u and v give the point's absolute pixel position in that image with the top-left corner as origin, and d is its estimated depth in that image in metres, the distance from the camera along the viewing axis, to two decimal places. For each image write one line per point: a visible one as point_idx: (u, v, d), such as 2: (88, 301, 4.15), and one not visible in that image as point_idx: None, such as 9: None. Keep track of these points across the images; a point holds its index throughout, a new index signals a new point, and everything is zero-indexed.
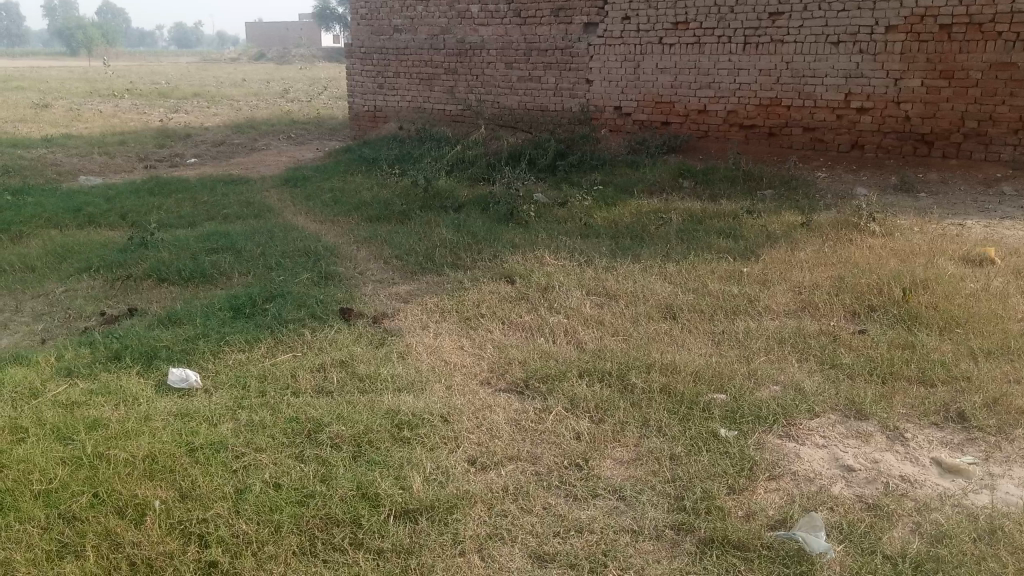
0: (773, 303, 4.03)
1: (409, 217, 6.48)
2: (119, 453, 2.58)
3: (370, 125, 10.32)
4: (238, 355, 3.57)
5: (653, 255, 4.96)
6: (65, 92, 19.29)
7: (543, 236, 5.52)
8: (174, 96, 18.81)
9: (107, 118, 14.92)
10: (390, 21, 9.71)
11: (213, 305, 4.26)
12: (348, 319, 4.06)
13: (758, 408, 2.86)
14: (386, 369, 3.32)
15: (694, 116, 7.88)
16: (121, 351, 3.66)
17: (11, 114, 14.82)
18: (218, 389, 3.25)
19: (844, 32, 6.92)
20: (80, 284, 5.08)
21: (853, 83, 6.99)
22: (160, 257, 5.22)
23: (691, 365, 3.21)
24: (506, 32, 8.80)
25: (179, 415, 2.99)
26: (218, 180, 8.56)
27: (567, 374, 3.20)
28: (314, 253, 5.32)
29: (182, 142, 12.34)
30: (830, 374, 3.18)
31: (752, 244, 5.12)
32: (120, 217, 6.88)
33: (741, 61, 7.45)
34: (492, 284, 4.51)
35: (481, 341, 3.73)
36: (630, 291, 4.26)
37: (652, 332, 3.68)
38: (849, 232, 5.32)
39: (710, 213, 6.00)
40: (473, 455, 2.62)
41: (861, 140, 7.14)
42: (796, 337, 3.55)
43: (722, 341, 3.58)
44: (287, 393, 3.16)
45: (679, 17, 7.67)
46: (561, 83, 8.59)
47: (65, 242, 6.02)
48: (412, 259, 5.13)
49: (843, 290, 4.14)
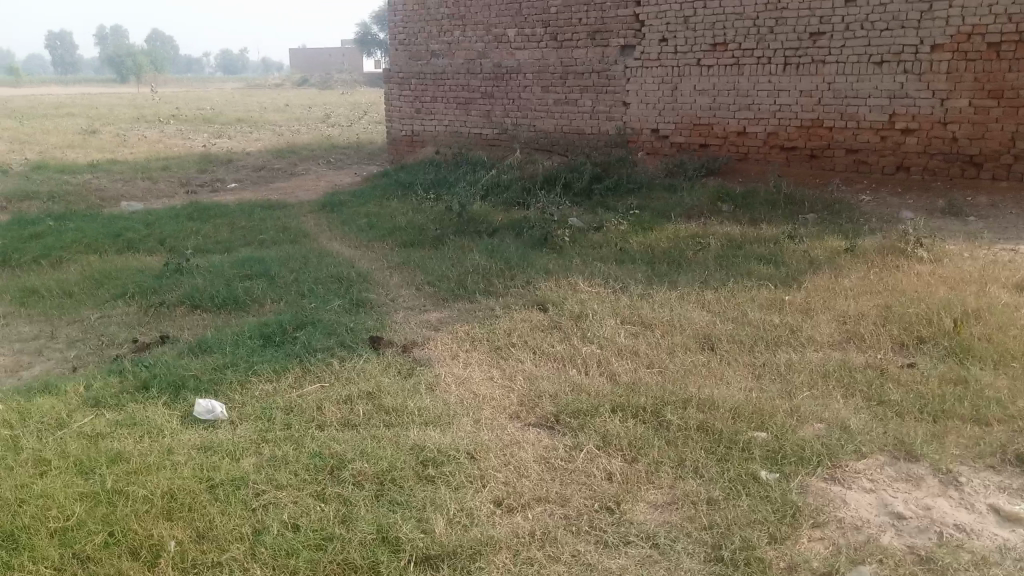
0: (816, 333, 3.87)
1: (443, 242, 6.43)
2: (138, 490, 2.54)
3: (407, 149, 10.35)
4: (264, 386, 3.51)
5: (691, 282, 4.83)
6: (114, 117, 19.78)
7: (577, 262, 5.42)
8: (218, 121, 19.17)
9: (152, 143, 15.23)
10: (427, 45, 9.74)
11: (242, 332, 4.23)
12: (377, 348, 3.99)
13: (801, 449, 2.72)
14: (413, 402, 3.23)
15: (733, 138, 7.74)
16: (150, 381, 3.64)
17: (61, 141, 15.20)
18: (243, 421, 3.19)
19: (887, 52, 6.74)
20: (115, 310, 5.10)
21: (897, 104, 6.80)
22: (194, 284, 5.23)
23: (729, 401, 3.07)
24: (542, 55, 8.77)
25: (202, 449, 2.93)
26: (256, 205, 8.63)
27: (600, 409, 3.08)
28: (347, 280, 5.28)
29: (223, 166, 12.51)
30: (878, 411, 3.02)
31: (794, 271, 4.96)
32: (159, 243, 6.94)
33: (782, 82, 7.31)
34: (524, 312, 4.42)
35: (512, 372, 3.63)
36: (666, 320, 4.13)
37: (689, 364, 3.55)
38: (896, 259, 5.12)
39: (750, 238, 5.85)
40: (499, 495, 2.52)
41: (907, 161, 6.93)
42: (840, 371, 3.39)
43: (763, 375, 3.43)
44: (312, 426, 3.09)
45: (717, 39, 7.55)
46: (598, 106, 8.51)
47: (104, 267, 6.07)
48: (444, 285, 5.06)
49: (891, 320, 3.96)
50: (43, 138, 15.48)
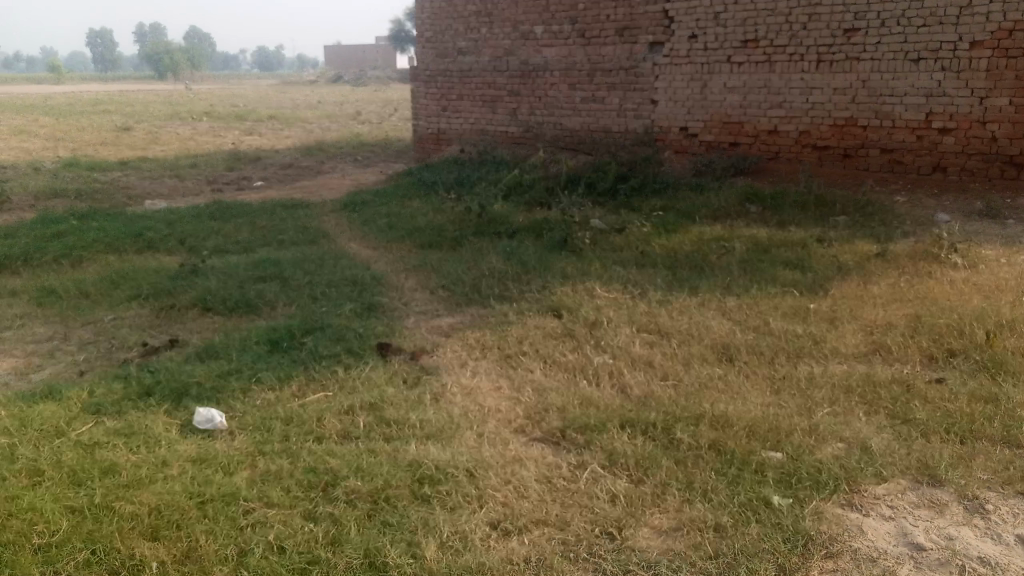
0: (841, 345, 3.70)
1: (462, 244, 6.33)
2: (126, 506, 2.50)
3: (433, 148, 10.27)
4: (266, 394, 3.44)
5: (712, 288, 4.68)
6: (150, 115, 20.00)
7: (597, 266, 5.28)
8: (251, 119, 19.26)
9: (184, 141, 15.32)
10: (454, 43, 9.64)
11: (250, 337, 4.16)
12: (385, 354, 3.90)
13: (817, 472, 2.57)
14: (415, 414, 3.12)
15: (763, 137, 7.53)
16: (153, 388, 3.59)
17: (96, 138, 15.39)
18: (242, 432, 3.12)
19: (924, 48, 6.51)
20: (129, 312, 5.07)
21: (934, 102, 6.56)
22: (208, 286, 5.18)
23: (744, 418, 2.92)
24: (569, 53, 8.63)
25: (197, 460, 2.87)
26: (279, 204, 8.60)
27: (608, 424, 2.95)
28: (361, 283, 5.20)
29: (252, 164, 12.53)
30: (902, 431, 2.85)
31: (820, 276, 4.79)
32: (179, 242, 6.93)
33: (814, 80, 7.09)
34: (537, 318, 4.31)
35: (521, 382, 3.52)
36: (684, 329, 3.98)
37: (704, 376, 3.40)
38: (928, 264, 4.93)
39: (777, 241, 5.67)
40: (495, 517, 2.41)
41: (943, 161, 6.69)
42: (864, 386, 3.23)
43: (782, 389, 3.27)
44: (311, 438, 3.01)
45: (748, 35, 7.36)
46: (625, 104, 8.35)
47: (123, 268, 6.07)
48: (459, 289, 4.96)
49: (921, 331, 3.78)
50: (79, 135, 15.66)
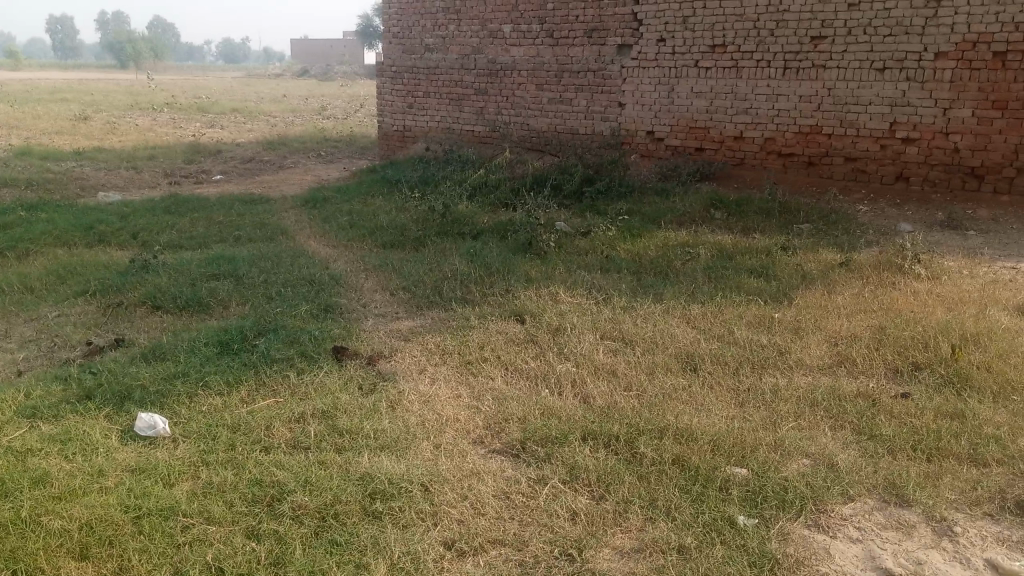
0: (806, 356, 3.64)
1: (424, 244, 6.20)
2: (55, 521, 2.34)
3: (398, 145, 10.11)
4: (213, 400, 3.29)
5: (677, 295, 4.61)
6: (108, 104, 19.50)
7: (561, 270, 5.19)
8: (212, 110, 18.86)
9: (142, 132, 14.94)
10: (421, 39, 9.49)
11: (200, 338, 4.00)
12: (341, 359, 3.77)
13: (783, 490, 2.49)
14: (369, 423, 3.00)
15: (729, 142, 7.51)
16: (94, 391, 3.42)
17: (50, 126, 14.96)
18: (185, 441, 2.97)
19: (890, 58, 6.52)
20: (74, 309, 4.86)
21: (899, 112, 6.58)
22: (158, 283, 4.99)
23: (708, 431, 2.84)
24: (537, 53, 8.53)
25: (136, 471, 2.72)
26: (237, 199, 8.38)
27: (569, 436, 2.85)
28: (319, 283, 5.05)
29: (211, 157, 12.24)
30: (868, 447, 2.80)
31: (785, 285, 4.75)
32: (131, 236, 6.70)
33: (781, 87, 7.08)
34: (499, 323, 4.20)
35: (481, 390, 3.41)
36: (648, 337, 3.90)
37: (668, 387, 3.32)
38: (891, 275, 4.92)
39: (742, 248, 5.63)
40: (450, 537, 2.30)
41: (906, 171, 6.72)
42: (830, 400, 3.17)
43: (746, 402, 3.20)
44: (258, 449, 2.87)
45: (716, 40, 7.33)
46: (592, 106, 8.28)
47: (70, 262, 5.83)
48: (420, 291, 4.84)
49: (885, 344, 3.75)
50: (33, 123, 15.22)
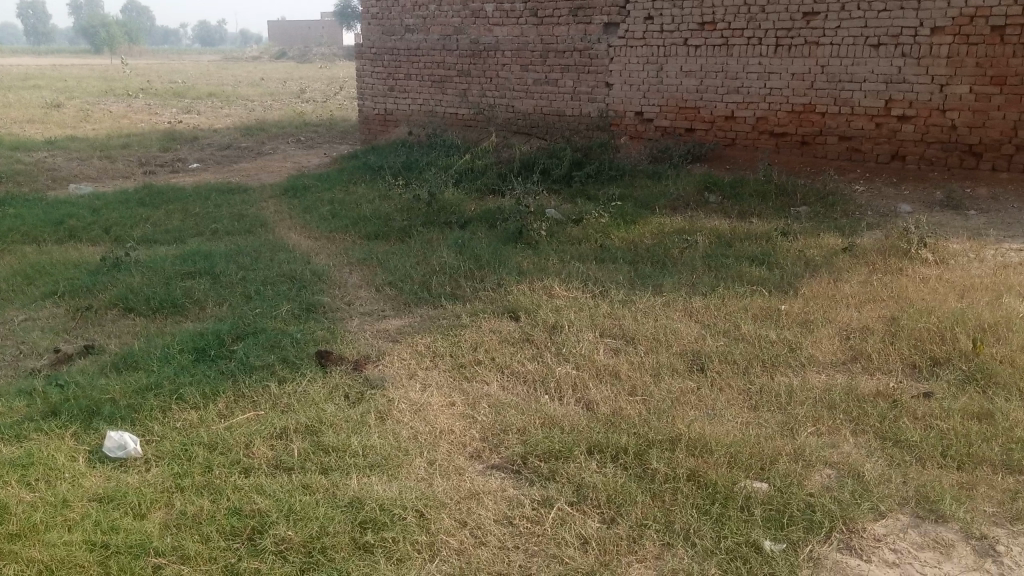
0: (818, 352, 3.45)
1: (409, 235, 5.96)
2: (12, 567, 2.12)
3: (380, 130, 9.82)
4: (188, 416, 3.06)
5: (676, 286, 4.41)
6: (81, 91, 19.02)
7: (554, 261, 4.97)
8: (189, 95, 18.45)
9: (117, 119, 14.55)
10: (401, 20, 9.18)
11: (175, 344, 3.76)
12: (324, 364, 3.54)
13: (809, 509, 2.31)
14: (357, 438, 2.77)
15: (720, 122, 7.28)
16: (61, 407, 3.18)
17: (22, 114, 14.52)
18: (158, 464, 2.75)
19: (884, 34, 6.31)
20: (42, 312, 4.60)
21: (894, 89, 6.38)
22: (131, 283, 4.73)
23: (722, 441, 2.64)
24: (521, 32, 8.26)
25: (104, 500, 2.50)
26: (215, 188, 8.09)
27: (575, 450, 2.65)
28: (300, 279, 4.80)
29: (188, 144, 11.89)
30: (895, 455, 2.62)
31: (789, 273, 4.55)
32: (103, 231, 6.42)
33: (772, 65, 6.86)
34: (492, 321, 3.98)
35: (476, 397, 3.19)
36: (650, 333, 3.69)
37: (676, 390, 3.11)
38: (898, 260, 4.73)
39: (740, 234, 5.42)
40: (450, 573, 2.11)
41: (902, 150, 6.53)
42: (848, 401, 2.99)
43: (759, 405, 3.01)
44: (237, 472, 2.65)
45: (705, 17, 7.09)
46: (579, 87, 8.02)
47: (39, 260, 5.55)
48: (407, 287, 4.61)
49: (899, 336, 3.56)
50: (3, 112, 14.76)
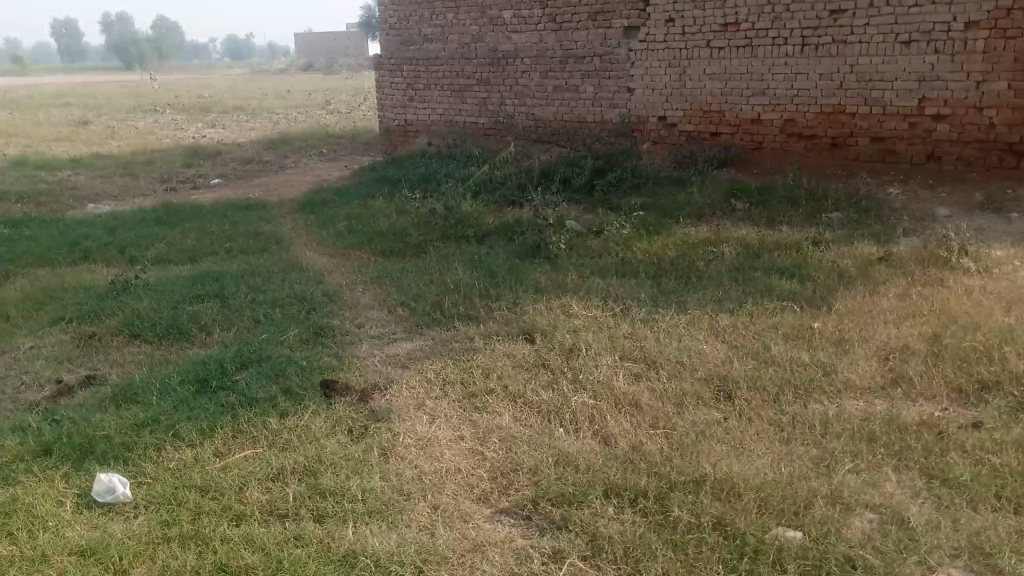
0: (854, 376, 3.20)
1: (426, 250, 5.78)
2: None
3: (400, 141, 9.67)
4: (182, 455, 2.90)
5: (702, 302, 4.18)
6: (109, 108, 19.14)
7: (574, 277, 4.76)
8: (215, 110, 18.47)
9: (143, 135, 14.58)
10: (420, 30, 9.04)
11: (176, 374, 3.61)
12: (329, 395, 3.36)
13: (848, 565, 2.08)
14: (357, 481, 2.59)
15: (747, 126, 7.02)
16: (52, 445, 3.03)
17: (49, 133, 14.61)
18: (147, 510, 2.59)
19: (916, 30, 6.03)
20: (48, 338, 4.48)
21: (928, 87, 6.09)
22: (138, 308, 4.60)
23: (751, 482, 2.42)
24: (540, 38, 8.07)
25: (86, 553, 2.35)
26: (233, 205, 7.99)
27: (590, 494, 2.43)
28: (310, 301, 4.64)
29: (210, 160, 11.84)
30: (945, 497, 2.38)
31: (822, 286, 4.30)
32: (118, 252, 6.32)
33: (799, 65, 6.59)
34: (507, 345, 3.78)
35: (486, 430, 2.99)
36: (674, 356, 3.47)
37: (701, 422, 2.89)
38: (938, 270, 4.45)
39: (769, 244, 5.17)
40: None
41: (938, 150, 6.23)
42: (889, 432, 2.75)
43: (791, 437, 2.78)
44: (228, 520, 2.48)
45: (728, 18, 6.84)
46: (600, 92, 7.80)
47: (51, 284, 5.46)
48: (420, 307, 4.43)
49: (942, 357, 3.31)
50: (32, 131, 14.88)
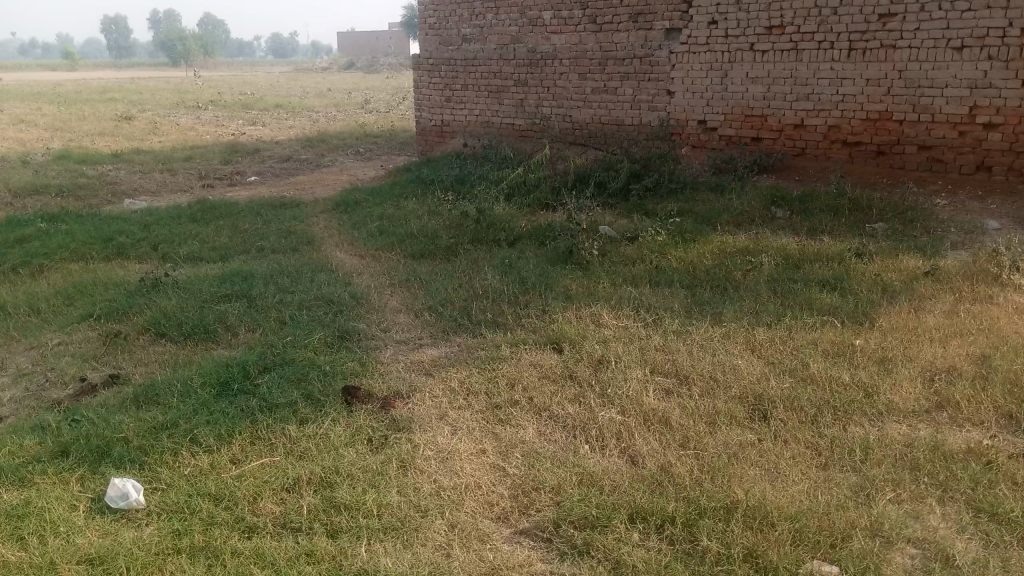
0: (897, 398, 3.05)
1: (456, 254, 5.71)
2: None
3: (436, 141, 9.62)
4: (198, 461, 2.84)
5: (738, 314, 4.04)
6: (152, 104, 19.40)
7: (606, 284, 4.64)
8: (256, 107, 18.61)
9: (184, 131, 14.73)
10: (458, 30, 8.97)
11: (198, 376, 3.56)
12: (351, 402, 3.29)
13: None
14: (373, 494, 2.51)
15: (789, 132, 6.83)
16: (70, 446, 3.00)
17: (93, 127, 14.83)
18: (160, 518, 2.53)
19: (969, 35, 5.81)
20: (76, 334, 4.48)
21: (979, 95, 5.87)
22: (166, 307, 4.58)
23: (784, 510, 2.30)
24: (580, 40, 7.96)
25: (95, 562, 2.30)
26: (267, 203, 7.99)
27: (614, 518, 2.33)
28: (337, 303, 4.59)
29: (248, 157, 11.90)
30: (994, 534, 2.24)
31: (864, 300, 4.13)
32: (151, 249, 6.34)
33: (845, 70, 6.39)
34: (534, 354, 3.68)
35: (509, 444, 2.90)
36: (707, 372, 3.34)
37: (733, 443, 2.76)
38: (987, 286, 4.27)
39: (809, 254, 5.00)
40: None
41: (988, 160, 6.01)
42: (935, 459, 2.60)
43: (829, 463, 2.64)
44: (240, 532, 2.42)
45: (773, 21, 6.66)
46: (639, 95, 7.66)
47: (84, 279, 5.48)
48: (447, 312, 4.35)
49: (992, 380, 3.14)
50: (77, 125, 15.12)
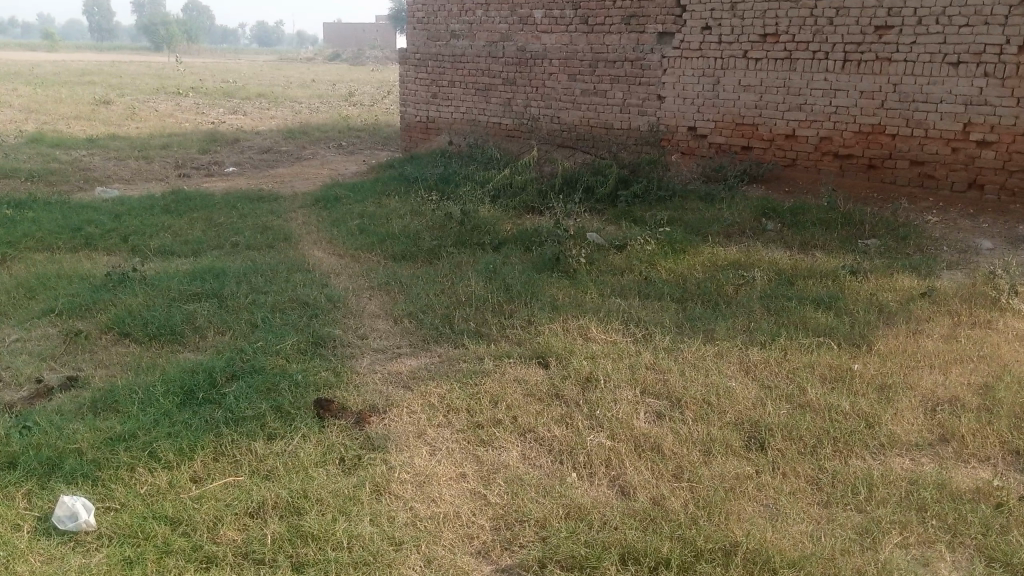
0: (898, 429, 2.91)
1: (439, 256, 5.51)
2: None
3: (420, 138, 9.41)
4: (157, 478, 2.64)
5: (730, 332, 3.89)
6: (132, 88, 19.00)
7: (593, 295, 4.48)
8: (238, 96, 18.28)
9: (163, 118, 14.39)
10: (447, 25, 8.75)
11: (161, 382, 3.35)
12: (323, 416, 3.10)
13: None
14: (343, 524, 2.33)
15: (780, 141, 6.71)
16: (18, 457, 2.78)
17: (69, 110, 14.46)
18: (111, 543, 2.33)
19: (966, 51, 5.70)
20: (35, 330, 4.24)
21: (974, 112, 5.77)
22: (132, 304, 4.35)
23: (787, 556, 2.14)
24: (570, 41, 7.78)
25: None
26: (244, 196, 7.75)
27: (604, 559, 2.16)
28: (313, 306, 4.38)
29: (228, 146, 11.62)
30: None
31: (859, 321, 4.00)
32: (121, 240, 6.09)
33: (839, 81, 6.27)
34: (518, 369, 3.50)
35: (492, 469, 2.72)
36: (700, 395, 3.18)
37: (729, 475, 2.60)
38: (984, 310, 4.14)
39: (802, 270, 4.86)
40: None
41: (981, 178, 5.91)
42: (943, 500, 2.45)
43: (832, 501, 2.49)
44: (197, 563, 2.22)
45: (767, 29, 6.52)
46: (629, 99, 7.51)
47: (47, 271, 5.22)
48: (428, 320, 4.16)
49: (996, 412, 3.01)
50: (52, 107, 14.75)
